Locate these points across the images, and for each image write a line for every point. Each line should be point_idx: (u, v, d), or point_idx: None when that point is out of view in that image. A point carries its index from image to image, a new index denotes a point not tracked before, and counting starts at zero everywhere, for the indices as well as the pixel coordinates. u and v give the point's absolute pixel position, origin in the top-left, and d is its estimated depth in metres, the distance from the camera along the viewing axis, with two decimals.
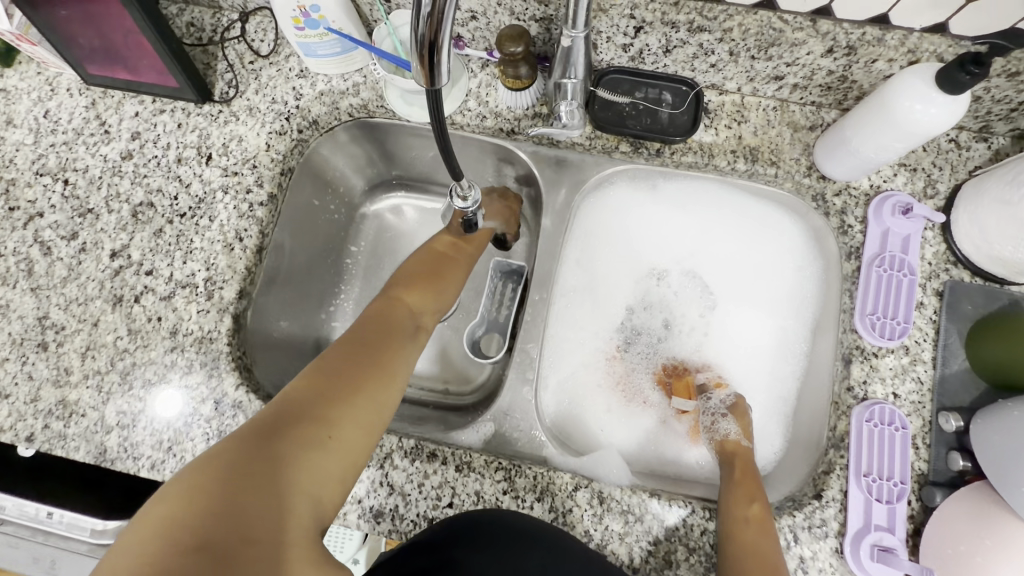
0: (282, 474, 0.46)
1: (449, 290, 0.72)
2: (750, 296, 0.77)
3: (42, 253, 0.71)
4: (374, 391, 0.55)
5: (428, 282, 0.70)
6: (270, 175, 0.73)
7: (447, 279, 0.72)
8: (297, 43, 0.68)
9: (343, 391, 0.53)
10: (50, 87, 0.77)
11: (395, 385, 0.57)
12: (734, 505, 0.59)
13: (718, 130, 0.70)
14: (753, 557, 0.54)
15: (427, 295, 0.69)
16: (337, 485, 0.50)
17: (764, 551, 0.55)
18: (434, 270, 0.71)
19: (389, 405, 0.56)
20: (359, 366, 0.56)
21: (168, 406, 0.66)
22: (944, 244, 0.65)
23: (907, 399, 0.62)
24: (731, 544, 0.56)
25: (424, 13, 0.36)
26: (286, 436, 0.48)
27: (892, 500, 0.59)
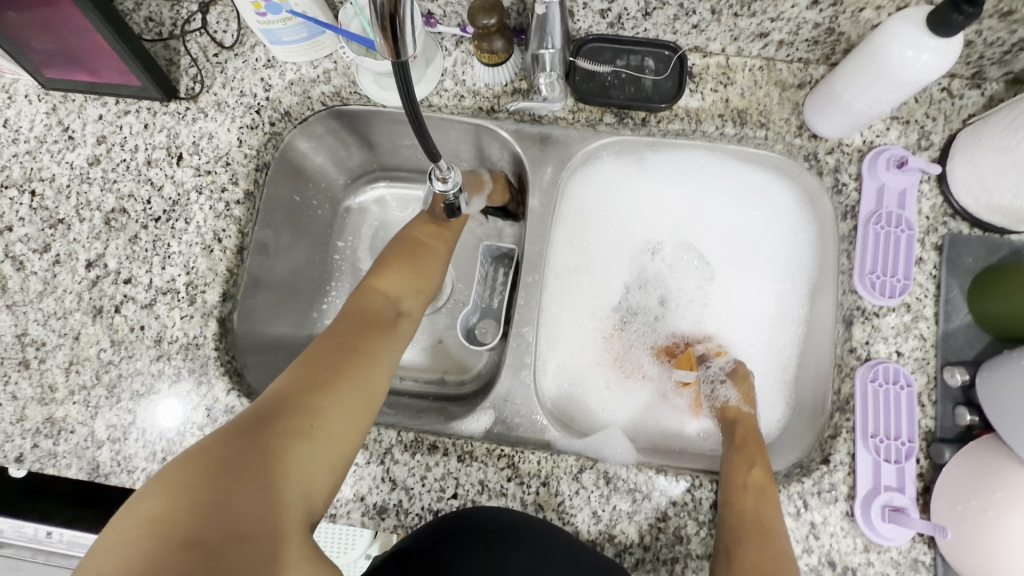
0: (269, 465, 0.45)
1: (434, 272, 0.70)
2: (748, 265, 0.75)
3: (15, 268, 0.69)
4: (362, 377, 0.54)
5: (410, 266, 0.68)
6: (244, 172, 0.70)
7: (427, 258, 0.70)
8: (261, 31, 0.64)
9: (329, 380, 0.52)
10: (7, 95, 0.73)
11: (381, 373, 0.56)
12: (733, 471, 0.59)
13: (705, 94, 0.68)
14: (751, 523, 0.54)
15: (413, 278, 0.68)
16: (327, 476, 0.49)
17: (764, 515, 0.55)
18: (414, 252, 0.69)
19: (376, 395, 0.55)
20: (344, 356, 0.55)
21: (169, 414, 0.64)
22: (941, 196, 0.64)
23: (911, 357, 0.61)
24: (731, 511, 0.56)
25: None
26: (272, 428, 0.47)
27: (901, 459, 0.58)
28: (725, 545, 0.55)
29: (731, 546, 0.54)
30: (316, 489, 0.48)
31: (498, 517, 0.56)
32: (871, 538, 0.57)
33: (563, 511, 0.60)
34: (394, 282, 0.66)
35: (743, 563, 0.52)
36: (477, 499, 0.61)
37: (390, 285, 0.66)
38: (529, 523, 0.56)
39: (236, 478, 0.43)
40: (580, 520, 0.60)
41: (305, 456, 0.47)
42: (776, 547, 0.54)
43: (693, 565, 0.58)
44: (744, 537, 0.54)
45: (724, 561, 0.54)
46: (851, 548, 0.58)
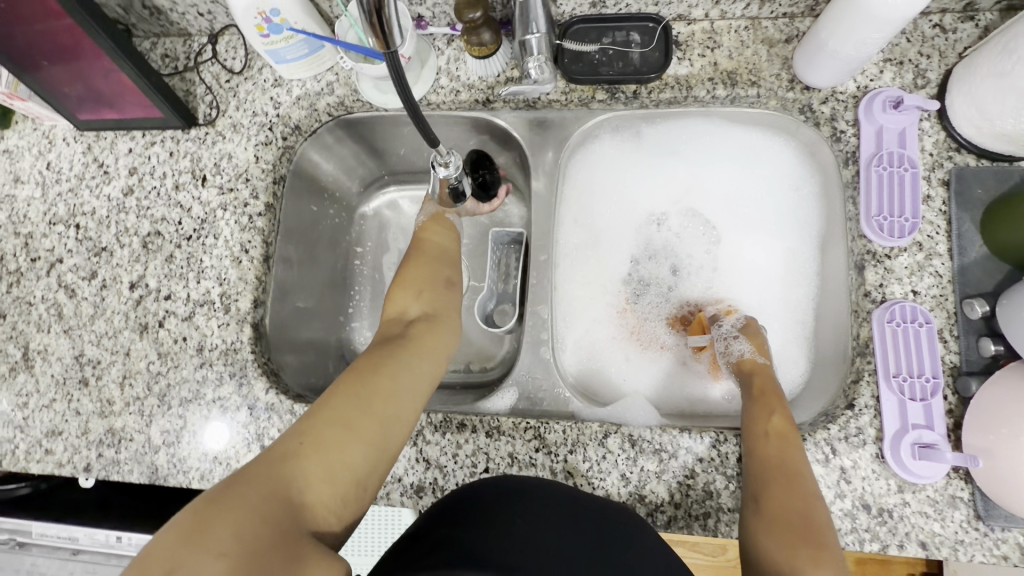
0: (269, 481, 0.49)
1: (442, 272, 0.75)
2: (754, 226, 0.76)
3: (68, 296, 0.75)
4: (359, 389, 0.57)
5: (418, 277, 0.73)
6: (263, 186, 0.75)
7: (431, 265, 0.75)
8: (266, 52, 0.69)
9: (331, 399, 0.56)
10: (47, 141, 0.80)
11: (383, 379, 0.59)
12: (752, 422, 0.61)
13: (693, 60, 0.69)
14: (775, 468, 0.56)
15: (417, 290, 0.71)
16: (329, 486, 0.51)
17: (787, 458, 0.57)
18: (418, 261, 0.75)
19: (377, 402, 0.57)
20: (349, 374, 0.59)
21: (215, 437, 0.69)
22: (943, 132, 0.63)
23: (928, 295, 0.60)
24: (754, 460, 0.58)
25: None
26: (276, 449, 0.52)
27: (926, 396, 0.58)
28: (753, 492, 0.57)
29: (758, 493, 0.56)
30: (317, 500, 0.50)
31: (503, 487, 0.54)
32: (904, 478, 0.57)
33: (592, 477, 0.62)
34: (402, 298, 0.71)
35: (772, 506, 0.54)
36: (508, 471, 0.63)
37: (396, 305, 0.70)
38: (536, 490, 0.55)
39: (239, 494, 0.47)
40: (609, 483, 0.62)
41: (301, 470, 0.50)
42: (802, 489, 0.55)
43: (726, 519, 0.60)
44: (768, 480, 0.56)
45: (753, 508, 0.55)
46: (884, 489, 0.58)
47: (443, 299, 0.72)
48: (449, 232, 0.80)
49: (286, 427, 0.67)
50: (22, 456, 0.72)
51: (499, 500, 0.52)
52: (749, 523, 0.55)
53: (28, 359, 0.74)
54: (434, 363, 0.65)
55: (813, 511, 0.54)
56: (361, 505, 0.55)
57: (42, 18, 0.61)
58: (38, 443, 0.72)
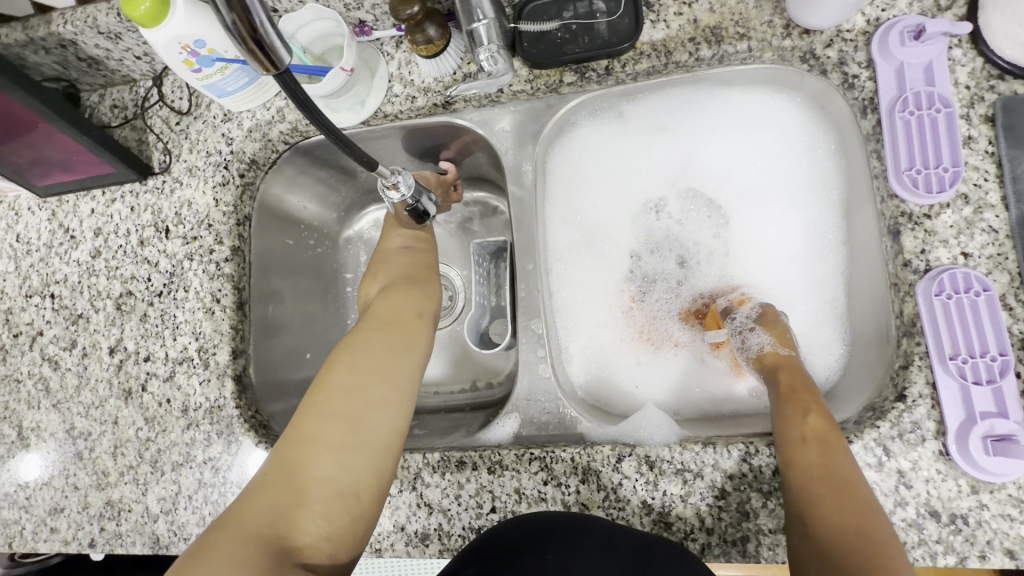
0: (250, 519, 0.47)
1: (401, 246, 0.69)
2: (765, 201, 0.67)
3: (53, 369, 0.73)
4: (321, 396, 0.53)
5: (377, 265, 0.69)
6: (227, 229, 0.70)
7: (392, 254, 0.69)
8: (204, 87, 0.63)
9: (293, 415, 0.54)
10: (14, 212, 0.78)
11: (345, 376, 0.55)
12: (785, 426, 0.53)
13: (669, 21, 0.60)
14: (820, 480, 0.48)
15: (378, 272, 0.68)
16: (304, 507, 0.48)
17: (834, 468, 0.49)
18: (380, 255, 0.70)
19: (341, 402, 0.53)
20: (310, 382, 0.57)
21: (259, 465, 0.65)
22: (979, 58, 0.53)
23: (983, 256, 0.51)
24: (795, 470, 0.50)
25: None
26: (251, 484, 0.51)
27: (994, 378, 0.48)
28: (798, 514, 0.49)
29: (805, 511, 0.48)
30: (297, 527, 0.47)
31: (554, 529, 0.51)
32: (976, 477, 0.48)
33: (610, 507, 0.56)
34: (368, 286, 0.68)
35: (821, 516, 0.47)
36: (517, 509, 0.57)
37: (363, 295, 0.68)
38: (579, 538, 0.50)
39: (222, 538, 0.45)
40: (631, 513, 0.55)
41: (269, 501, 0.48)
42: (851, 496, 0.47)
43: (767, 541, 0.52)
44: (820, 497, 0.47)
45: (800, 525, 0.48)
46: (955, 492, 0.49)
47: (416, 270, 0.68)
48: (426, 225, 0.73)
49: None
50: (30, 537, 0.70)
51: (547, 546, 0.49)
52: (798, 544, 0.47)
53: (23, 438, 0.72)
54: (401, 338, 0.60)
55: (876, 530, 0.45)
56: (359, 515, 0.51)
57: None
58: (42, 522, 0.70)
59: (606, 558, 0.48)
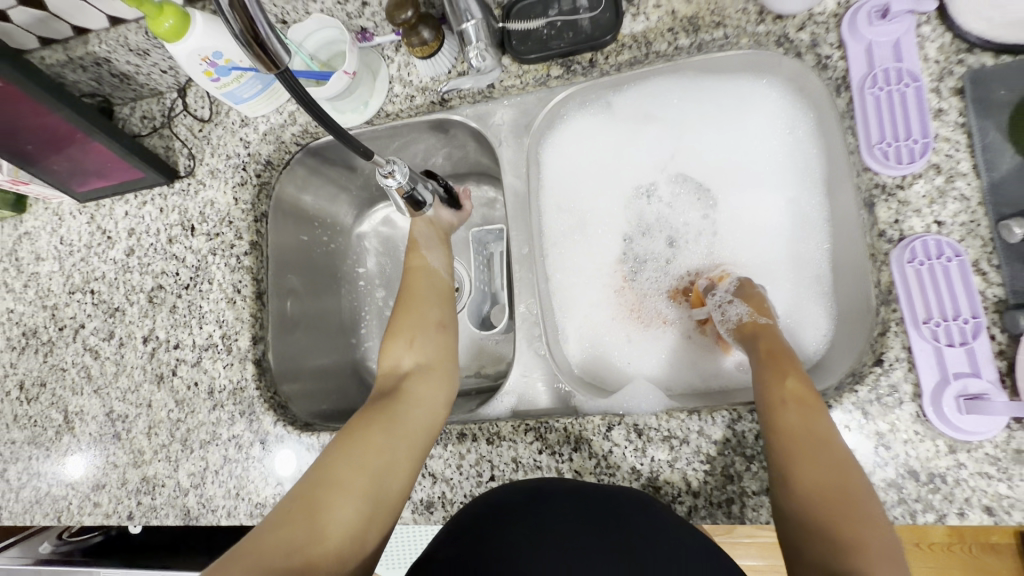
0: (272, 548, 0.47)
1: (433, 312, 0.70)
2: (750, 183, 0.70)
3: (94, 358, 0.80)
4: (356, 446, 0.56)
5: (407, 324, 0.69)
6: (246, 226, 0.76)
7: (424, 307, 0.70)
8: (222, 94, 0.69)
9: (326, 457, 0.56)
10: (58, 217, 0.86)
11: (381, 433, 0.57)
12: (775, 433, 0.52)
13: (648, 14, 0.63)
14: (799, 440, 0.50)
15: (412, 341, 0.67)
16: (326, 549, 0.49)
17: (812, 429, 0.51)
18: (407, 308, 0.70)
19: (373, 454, 0.56)
20: (341, 436, 0.58)
21: (284, 463, 0.69)
22: (948, 33, 0.54)
23: (956, 224, 0.52)
24: (778, 438, 0.51)
25: (228, 12, 0.36)
26: (273, 515, 0.51)
27: (967, 340, 0.50)
28: (781, 474, 0.50)
29: (789, 483, 0.49)
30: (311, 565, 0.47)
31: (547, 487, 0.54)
32: (953, 437, 0.50)
33: (601, 473, 0.59)
34: (396, 348, 0.67)
35: (800, 482, 0.48)
36: (514, 477, 0.61)
37: (390, 358, 0.67)
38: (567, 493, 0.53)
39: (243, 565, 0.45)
40: (621, 478, 0.58)
41: (290, 534, 0.48)
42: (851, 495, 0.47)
43: (751, 503, 0.54)
44: (801, 458, 0.49)
45: (783, 494, 0.49)
46: (933, 452, 0.51)
47: (444, 333, 0.70)
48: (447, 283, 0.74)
49: (296, 456, 0.69)
50: (75, 511, 0.76)
51: (535, 507, 0.51)
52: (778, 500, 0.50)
53: (69, 421, 0.79)
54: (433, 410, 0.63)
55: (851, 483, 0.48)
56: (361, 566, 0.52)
57: (33, 119, 0.66)
58: (86, 497, 0.76)
59: (579, 497, 0.52)
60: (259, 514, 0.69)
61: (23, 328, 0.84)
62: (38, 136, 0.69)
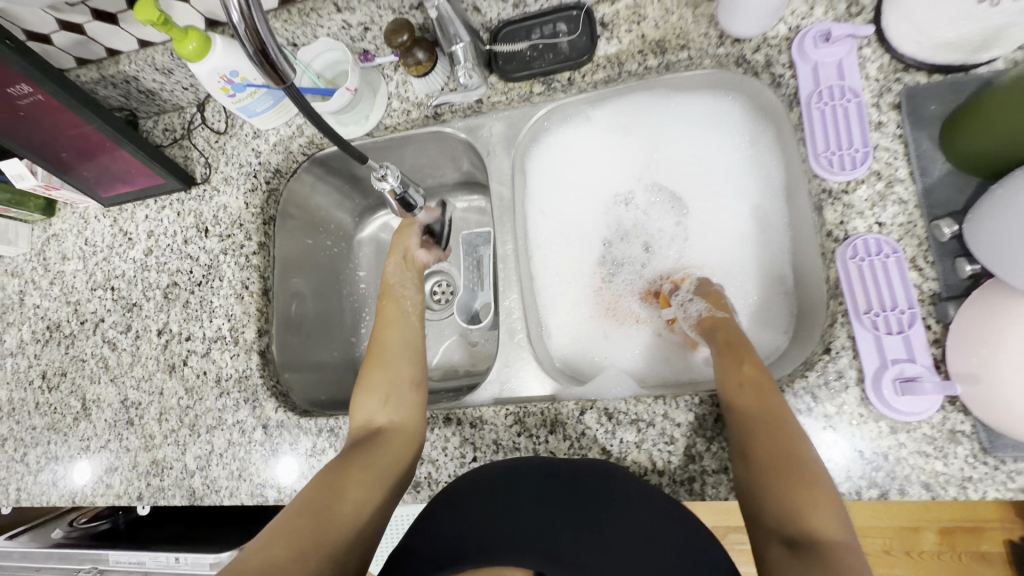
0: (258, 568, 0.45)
1: (408, 369, 0.70)
2: (718, 192, 0.76)
3: (111, 350, 0.86)
4: (329, 492, 0.56)
5: (382, 379, 0.68)
6: (255, 228, 0.83)
7: (397, 359, 0.70)
8: (237, 109, 0.77)
9: (302, 498, 0.55)
10: (84, 220, 0.93)
11: (349, 484, 0.57)
12: (752, 450, 0.53)
13: (620, 38, 0.70)
14: (755, 415, 0.55)
15: (388, 401, 0.66)
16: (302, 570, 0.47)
17: (764, 403, 0.55)
18: (384, 361, 0.70)
19: (343, 502, 0.55)
20: (321, 480, 0.58)
21: (286, 471, 0.73)
22: (886, 55, 0.61)
23: (895, 225, 0.58)
24: (735, 411, 0.57)
25: (242, 33, 0.42)
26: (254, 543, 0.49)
27: (903, 329, 0.55)
28: (739, 448, 0.55)
29: (745, 447, 0.54)
30: None
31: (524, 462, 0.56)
32: (893, 418, 0.54)
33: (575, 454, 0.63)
34: (369, 404, 0.67)
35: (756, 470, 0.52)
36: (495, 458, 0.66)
37: (363, 413, 0.66)
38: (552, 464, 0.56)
39: None
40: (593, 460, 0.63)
41: (272, 554, 0.47)
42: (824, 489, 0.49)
43: (711, 481, 0.59)
44: (757, 426, 0.54)
45: (744, 466, 0.54)
46: (876, 432, 0.55)
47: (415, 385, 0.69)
48: (419, 338, 0.75)
49: (295, 440, 0.74)
50: (89, 492, 0.82)
51: (509, 486, 0.54)
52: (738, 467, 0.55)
53: (86, 408, 0.85)
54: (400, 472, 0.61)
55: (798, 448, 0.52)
56: None
57: (70, 128, 0.74)
58: (100, 479, 0.82)
59: (549, 472, 0.55)
60: (259, 493, 0.74)
61: (48, 322, 0.91)
62: (74, 143, 0.77)
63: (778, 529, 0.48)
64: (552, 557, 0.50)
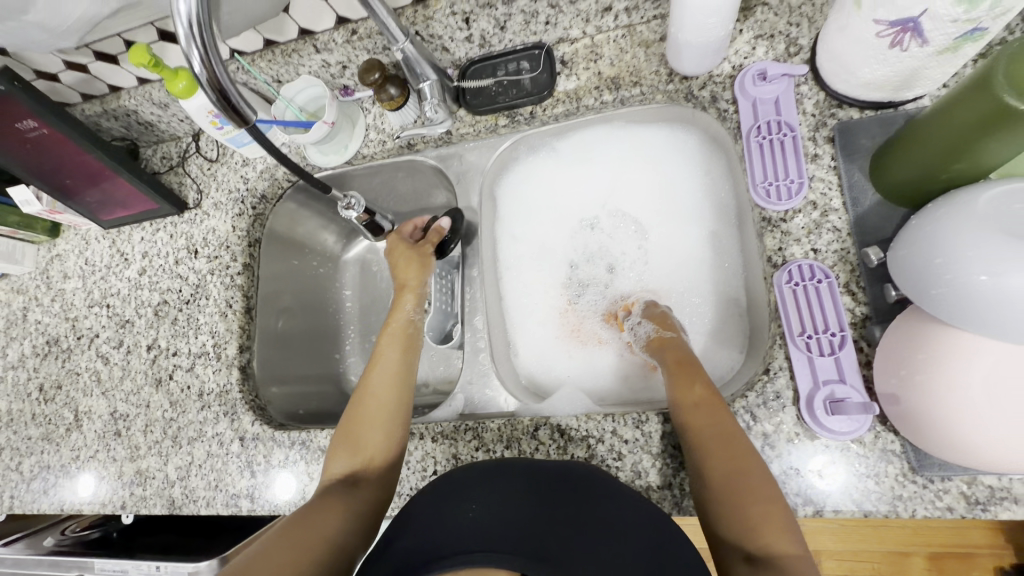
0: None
1: (396, 397, 0.70)
2: (676, 218, 0.79)
3: (104, 364, 0.91)
4: (315, 517, 0.60)
5: (373, 408, 0.69)
6: (241, 250, 0.89)
7: (379, 387, 0.71)
8: (226, 139, 0.82)
9: (290, 522, 0.59)
10: (85, 241, 0.99)
11: (333, 513, 0.60)
12: (709, 471, 0.55)
13: (579, 74, 0.75)
14: (708, 439, 0.56)
15: (370, 463, 0.65)
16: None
17: (720, 426, 0.57)
18: (368, 418, 0.68)
19: (326, 526, 0.59)
20: (310, 507, 0.61)
21: (285, 489, 0.75)
22: (822, 91, 0.64)
23: (829, 252, 0.61)
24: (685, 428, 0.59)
25: (202, 81, 0.46)
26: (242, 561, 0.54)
27: (835, 351, 0.57)
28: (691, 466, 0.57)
29: (699, 468, 0.56)
30: None
31: (518, 465, 0.55)
32: (827, 437, 0.57)
33: None
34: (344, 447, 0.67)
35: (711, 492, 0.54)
36: None
37: (342, 459, 0.66)
38: (534, 464, 0.55)
39: None
40: None
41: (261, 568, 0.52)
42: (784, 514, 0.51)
43: (656, 496, 0.61)
44: (710, 453, 0.55)
45: (699, 484, 0.56)
46: (810, 451, 0.57)
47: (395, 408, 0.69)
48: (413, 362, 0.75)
49: (269, 452, 0.77)
50: (75, 500, 0.85)
51: (493, 481, 0.53)
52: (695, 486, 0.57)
53: (78, 419, 0.90)
54: (370, 529, 0.62)
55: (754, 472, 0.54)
56: None
57: (73, 158, 0.80)
58: (86, 487, 0.86)
59: (531, 472, 0.54)
60: (234, 503, 0.77)
61: (47, 337, 0.96)
62: (77, 171, 0.83)
63: (740, 545, 0.50)
64: (542, 557, 0.46)
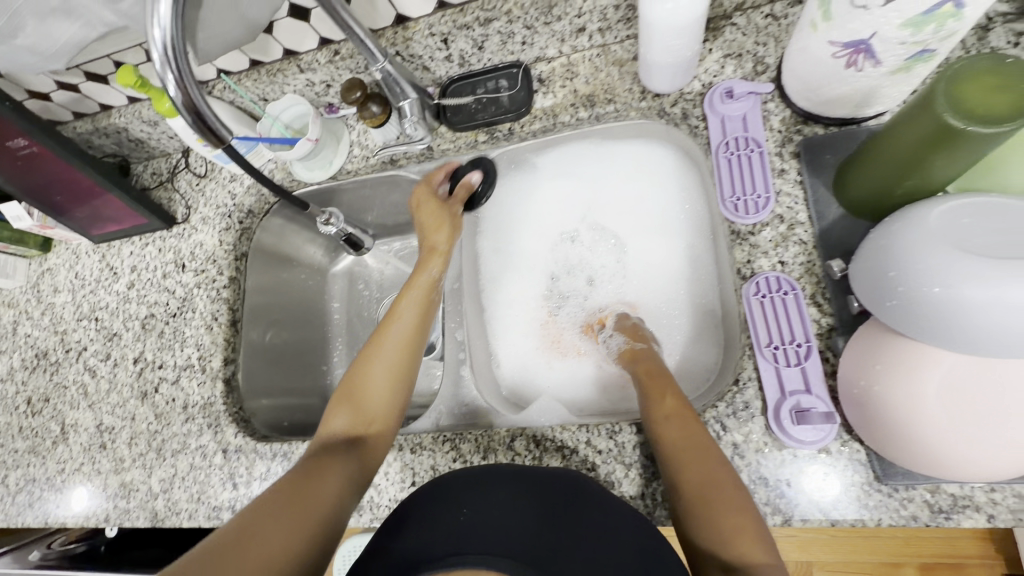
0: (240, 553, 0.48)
1: (408, 361, 0.69)
2: (653, 231, 0.81)
3: (91, 376, 0.92)
4: (314, 478, 0.58)
5: (384, 368, 0.67)
6: (227, 263, 0.90)
7: (396, 346, 0.69)
8: (214, 156, 0.84)
9: (285, 481, 0.57)
10: (76, 255, 1.01)
11: (333, 476, 0.59)
12: (683, 482, 0.55)
13: (556, 92, 0.77)
14: (682, 450, 0.56)
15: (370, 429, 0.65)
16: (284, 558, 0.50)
17: (692, 439, 0.57)
18: (371, 388, 0.67)
19: (325, 488, 0.57)
20: (307, 464, 0.59)
21: None
22: (787, 109, 0.66)
23: (795, 264, 0.62)
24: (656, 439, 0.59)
25: (179, 105, 0.48)
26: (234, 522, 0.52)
27: (800, 361, 0.58)
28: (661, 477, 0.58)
29: (672, 478, 0.56)
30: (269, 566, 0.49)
31: (510, 470, 0.56)
32: (795, 447, 0.57)
33: None
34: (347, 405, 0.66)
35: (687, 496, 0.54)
36: None
37: (342, 419, 0.65)
38: (525, 470, 0.56)
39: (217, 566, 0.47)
40: None
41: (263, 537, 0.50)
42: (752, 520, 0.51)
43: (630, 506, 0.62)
44: (684, 463, 0.56)
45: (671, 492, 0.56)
46: (778, 461, 0.58)
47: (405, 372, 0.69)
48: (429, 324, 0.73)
49: (251, 463, 0.78)
50: (59, 513, 0.86)
51: (486, 485, 0.53)
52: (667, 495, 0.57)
53: (64, 432, 0.90)
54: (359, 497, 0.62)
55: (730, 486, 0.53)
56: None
57: (63, 174, 0.82)
58: (70, 501, 0.86)
59: (518, 478, 0.54)
60: (215, 516, 0.77)
61: (36, 350, 0.97)
62: (67, 187, 0.85)
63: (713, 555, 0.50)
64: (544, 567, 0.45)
